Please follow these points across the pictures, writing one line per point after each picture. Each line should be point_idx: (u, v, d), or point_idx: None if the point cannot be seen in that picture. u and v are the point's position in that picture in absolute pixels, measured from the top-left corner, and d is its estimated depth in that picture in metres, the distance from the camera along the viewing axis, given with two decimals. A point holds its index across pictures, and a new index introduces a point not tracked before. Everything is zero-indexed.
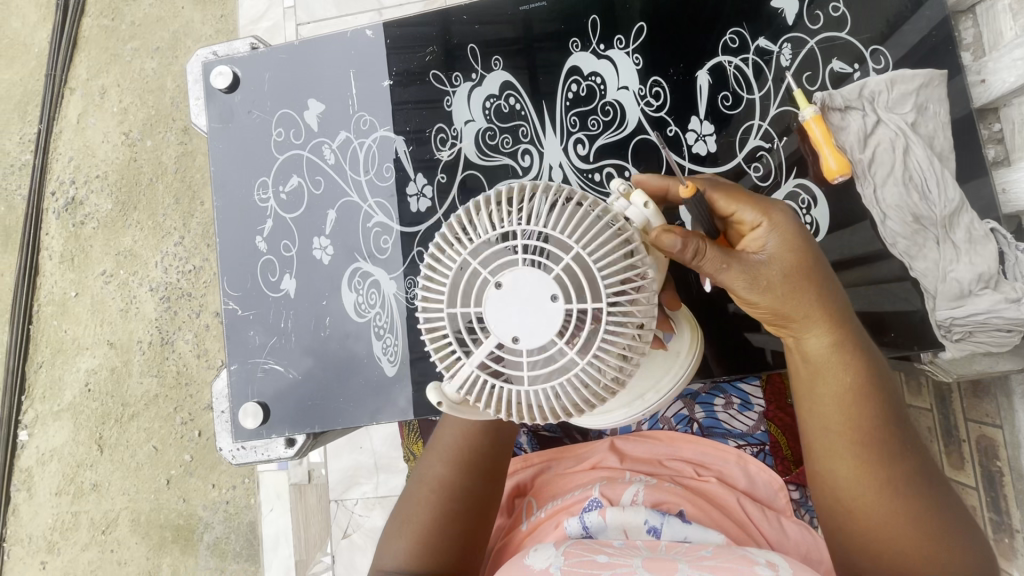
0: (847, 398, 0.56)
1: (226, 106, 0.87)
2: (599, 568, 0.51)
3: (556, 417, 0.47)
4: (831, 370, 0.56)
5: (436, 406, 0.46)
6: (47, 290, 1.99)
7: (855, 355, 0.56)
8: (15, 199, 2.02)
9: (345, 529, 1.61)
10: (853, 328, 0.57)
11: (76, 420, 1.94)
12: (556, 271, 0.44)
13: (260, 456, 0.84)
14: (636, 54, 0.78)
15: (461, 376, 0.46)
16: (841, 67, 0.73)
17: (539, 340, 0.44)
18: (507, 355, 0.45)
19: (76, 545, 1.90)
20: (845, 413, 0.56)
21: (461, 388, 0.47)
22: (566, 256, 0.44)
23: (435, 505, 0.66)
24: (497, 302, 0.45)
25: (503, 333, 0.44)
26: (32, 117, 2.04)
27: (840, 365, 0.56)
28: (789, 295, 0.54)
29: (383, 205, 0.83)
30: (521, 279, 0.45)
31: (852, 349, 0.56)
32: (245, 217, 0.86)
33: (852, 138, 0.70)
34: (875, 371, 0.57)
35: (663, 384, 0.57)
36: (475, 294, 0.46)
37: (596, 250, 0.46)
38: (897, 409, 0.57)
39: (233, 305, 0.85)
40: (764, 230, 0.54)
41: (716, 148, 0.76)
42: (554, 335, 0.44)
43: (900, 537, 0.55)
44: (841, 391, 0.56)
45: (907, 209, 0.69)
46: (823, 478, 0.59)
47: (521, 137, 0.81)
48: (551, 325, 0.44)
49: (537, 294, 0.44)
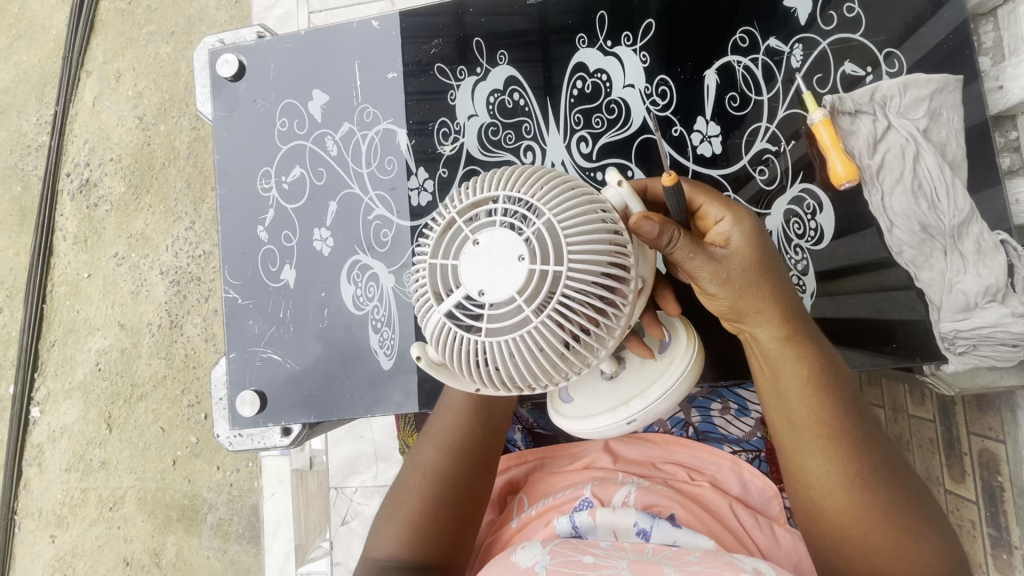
0: (812, 392, 0.56)
1: (232, 95, 0.87)
2: (585, 569, 0.51)
3: (514, 376, 0.48)
4: (797, 364, 0.57)
5: (413, 359, 0.50)
6: (60, 270, 2.02)
7: (815, 348, 0.57)
8: (32, 179, 2.05)
9: (344, 516, 1.62)
10: (809, 323, 0.58)
11: (87, 398, 1.97)
12: (527, 234, 0.46)
13: (256, 444, 0.85)
14: (643, 52, 0.77)
15: (429, 321, 0.49)
16: (853, 70, 0.72)
17: (501, 296, 0.45)
18: (472, 308, 0.47)
19: (84, 520, 1.94)
20: (812, 407, 0.56)
21: (430, 337, 0.49)
22: (539, 221, 0.46)
23: (425, 491, 0.67)
24: (469, 258, 0.46)
25: (470, 286, 0.46)
26: (49, 99, 2.06)
27: (803, 359, 0.57)
28: (752, 286, 0.55)
29: (384, 198, 0.83)
30: (495, 238, 0.46)
31: (813, 343, 0.57)
32: (248, 206, 0.86)
33: (861, 144, 0.69)
34: (835, 364, 0.58)
35: (649, 391, 0.57)
36: (454, 249, 0.48)
37: (570, 221, 0.47)
38: (860, 403, 0.58)
39: (234, 293, 0.85)
40: (728, 223, 0.56)
41: (721, 150, 0.74)
42: (516, 293, 0.45)
43: (873, 531, 0.54)
44: (806, 385, 0.57)
45: (914, 218, 0.67)
46: (797, 476, 0.58)
47: (525, 133, 0.80)
48: (514, 282, 0.45)
49: (506, 251, 0.45)
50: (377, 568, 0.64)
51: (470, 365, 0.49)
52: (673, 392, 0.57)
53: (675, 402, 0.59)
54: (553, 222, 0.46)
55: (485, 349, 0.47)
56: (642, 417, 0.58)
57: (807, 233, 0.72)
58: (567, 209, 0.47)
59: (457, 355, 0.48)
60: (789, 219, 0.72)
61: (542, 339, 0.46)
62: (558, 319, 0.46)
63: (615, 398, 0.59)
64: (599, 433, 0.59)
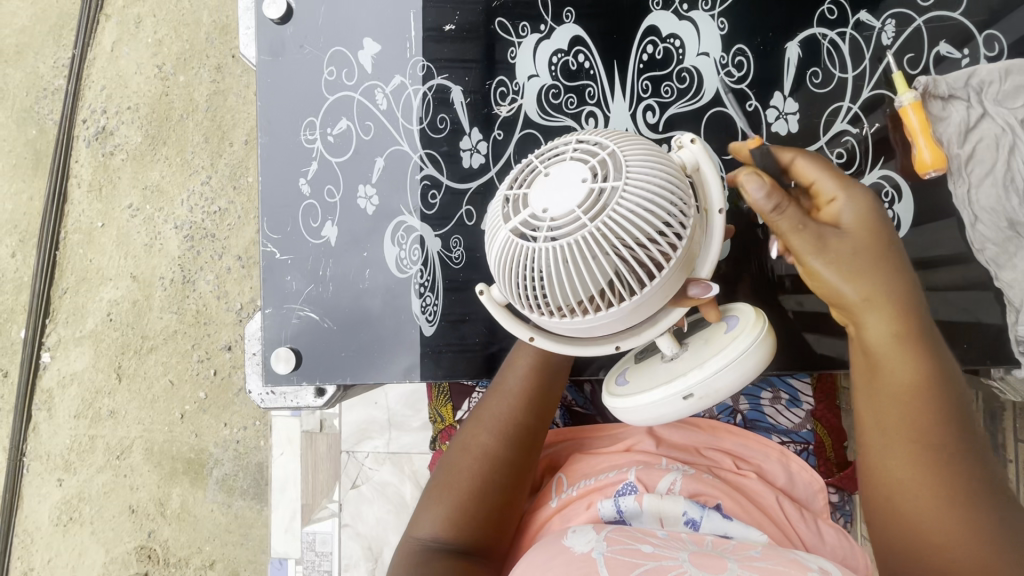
0: (921, 393, 0.52)
1: (277, 38, 0.82)
2: (643, 558, 0.51)
3: (563, 295, 0.50)
4: (906, 359, 0.52)
5: (477, 292, 0.55)
6: (74, 218, 2.00)
7: (931, 345, 0.52)
8: (47, 123, 2.01)
9: (354, 480, 1.63)
10: (927, 321, 0.53)
11: (97, 347, 1.97)
12: (592, 161, 0.48)
13: (288, 403, 0.82)
14: (721, 18, 0.73)
15: (491, 245, 0.51)
16: (948, 50, 0.67)
17: (562, 212, 0.47)
18: (534, 225, 0.48)
19: (92, 467, 1.96)
20: (917, 410, 0.51)
21: (492, 258, 0.51)
22: (605, 153, 0.48)
23: (474, 472, 0.68)
24: (539, 185, 0.49)
25: (535, 205, 0.48)
26: (67, 41, 2.01)
27: (917, 356, 0.52)
28: (864, 271, 0.52)
29: (435, 158, 0.80)
30: (564, 168, 0.49)
31: (929, 340, 0.53)
32: (290, 157, 0.82)
33: (953, 131, 0.65)
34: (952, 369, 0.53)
35: (705, 361, 0.53)
36: (525, 179, 0.51)
37: (634, 158, 0.49)
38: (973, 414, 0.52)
39: (271, 248, 0.82)
40: (843, 201, 0.53)
41: (797, 129, 0.71)
42: (575, 206, 0.47)
43: (960, 551, 0.48)
44: (913, 385, 0.52)
45: (1002, 213, 0.64)
46: (873, 471, 0.54)
47: (587, 98, 0.76)
48: (575, 201, 0.47)
49: (569, 173, 0.48)
50: (423, 546, 0.65)
51: (524, 286, 0.51)
52: (736, 365, 0.53)
53: (742, 378, 0.54)
54: (616, 151, 0.49)
55: (540, 266, 0.49)
56: (701, 390, 0.54)
57: None
58: (630, 145, 0.50)
59: (513, 276, 0.51)
60: None
61: (594, 256, 0.47)
62: (608, 238, 0.47)
63: (671, 373, 0.56)
64: (654, 415, 0.57)
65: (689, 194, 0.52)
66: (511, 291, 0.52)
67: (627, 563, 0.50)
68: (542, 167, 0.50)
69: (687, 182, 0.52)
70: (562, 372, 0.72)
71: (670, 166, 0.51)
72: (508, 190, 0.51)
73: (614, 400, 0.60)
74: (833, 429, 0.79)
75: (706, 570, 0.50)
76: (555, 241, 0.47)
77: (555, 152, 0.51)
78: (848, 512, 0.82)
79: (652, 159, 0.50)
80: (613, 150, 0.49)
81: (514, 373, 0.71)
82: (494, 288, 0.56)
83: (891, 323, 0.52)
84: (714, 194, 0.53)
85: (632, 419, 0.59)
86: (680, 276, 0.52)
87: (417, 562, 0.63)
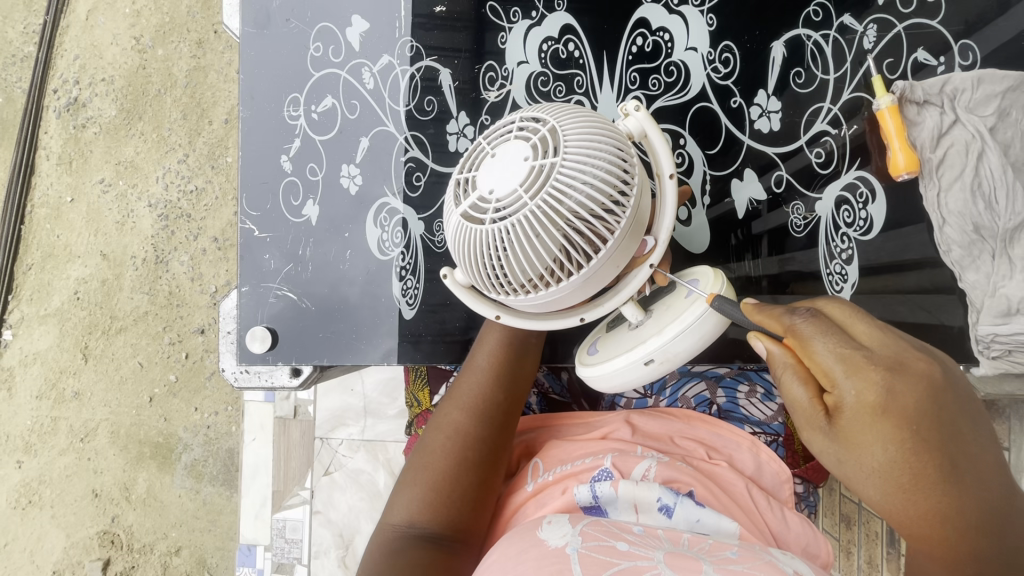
0: (931, 511, 0.44)
1: (263, 10, 0.80)
2: (619, 558, 0.51)
3: (517, 272, 0.51)
4: (900, 490, 0.44)
5: (441, 275, 0.56)
6: (41, 192, 1.92)
7: (926, 454, 0.43)
8: (15, 92, 1.92)
9: (327, 466, 1.61)
10: (919, 419, 0.43)
11: (62, 326, 1.91)
12: (534, 139, 0.50)
13: (262, 383, 0.81)
14: (710, 14, 0.74)
15: (446, 228, 0.53)
16: (925, 57, 0.69)
17: (506, 191, 0.48)
18: (484, 208, 0.50)
19: (53, 449, 1.90)
20: (926, 532, 0.45)
21: (451, 245, 0.53)
22: (544, 129, 0.50)
23: (450, 451, 0.68)
24: (485, 167, 0.50)
25: (483, 188, 0.50)
26: (39, 7, 1.92)
27: (911, 482, 0.43)
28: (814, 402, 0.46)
29: (420, 140, 0.79)
30: (507, 147, 0.50)
31: (920, 451, 0.43)
32: (272, 133, 0.81)
33: (925, 136, 0.67)
34: (955, 443, 0.44)
35: (665, 328, 0.54)
36: (474, 162, 0.52)
37: (572, 132, 0.50)
38: (984, 465, 0.44)
39: (250, 225, 0.81)
40: (841, 372, 0.43)
41: (779, 128, 0.72)
42: (518, 185, 0.48)
43: None
44: (920, 509, 0.44)
45: (968, 218, 0.66)
46: None
47: (576, 87, 0.76)
48: (516, 178, 0.48)
49: (513, 152, 0.49)
50: (399, 532, 0.65)
51: (478, 266, 0.52)
52: (694, 330, 0.54)
53: (700, 342, 0.55)
54: (558, 128, 0.50)
55: (494, 247, 0.50)
56: (661, 355, 0.55)
57: (857, 222, 0.70)
58: (573, 120, 0.51)
59: (470, 258, 0.52)
60: (839, 205, 0.71)
61: (541, 231, 0.48)
62: (553, 211, 0.48)
63: (635, 340, 0.57)
64: (618, 380, 0.57)
65: (635, 159, 0.53)
66: (468, 271, 0.54)
67: (601, 561, 0.50)
68: (488, 148, 0.51)
69: (632, 151, 0.53)
70: (532, 346, 0.73)
71: (614, 137, 0.52)
72: (459, 174, 0.52)
73: (583, 368, 0.61)
74: None
75: (680, 571, 0.50)
76: (500, 221, 0.49)
77: (502, 132, 0.52)
78: (812, 503, 0.85)
79: (593, 132, 0.51)
80: (555, 127, 0.50)
81: (481, 350, 0.71)
82: (458, 271, 0.57)
83: (875, 464, 0.43)
84: (663, 158, 0.54)
85: (601, 385, 0.60)
86: (631, 246, 0.53)
87: (393, 549, 0.63)
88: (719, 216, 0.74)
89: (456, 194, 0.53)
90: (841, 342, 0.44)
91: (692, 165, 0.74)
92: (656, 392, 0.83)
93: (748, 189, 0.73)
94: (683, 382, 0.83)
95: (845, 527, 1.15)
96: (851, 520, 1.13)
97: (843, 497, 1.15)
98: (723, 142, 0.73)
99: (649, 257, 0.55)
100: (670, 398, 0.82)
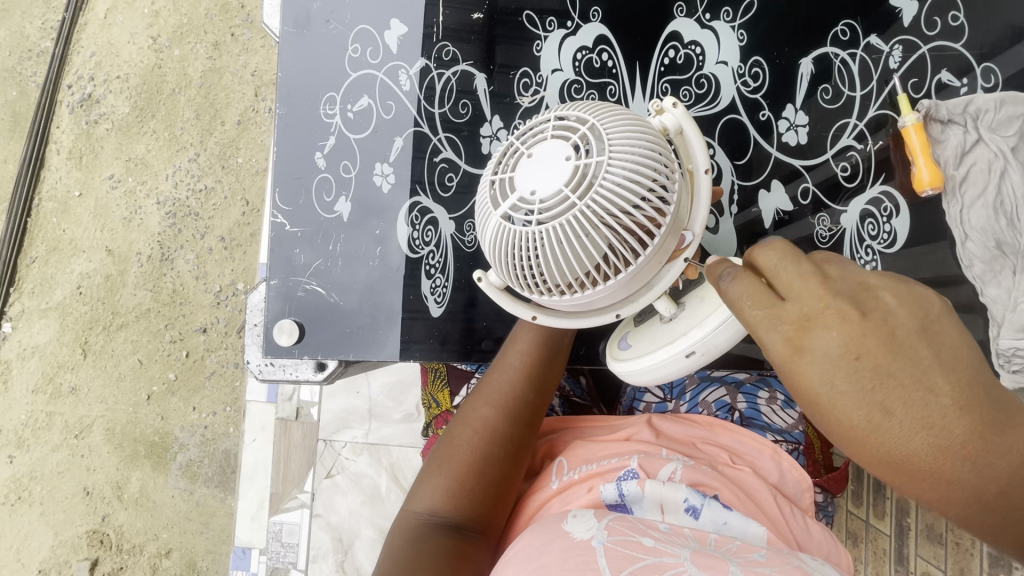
0: (910, 458, 0.35)
1: (302, 11, 0.81)
2: (645, 552, 0.50)
3: (559, 271, 0.52)
4: (864, 440, 0.36)
5: (476, 278, 0.57)
6: (49, 185, 1.93)
7: (878, 392, 0.36)
8: (29, 85, 1.94)
9: (329, 469, 1.59)
10: (862, 357, 0.36)
11: (63, 320, 1.90)
12: (573, 139, 0.50)
13: (287, 376, 0.82)
14: (741, 30, 0.77)
15: (485, 231, 0.53)
16: (948, 79, 0.70)
17: (550, 192, 0.49)
18: (526, 208, 0.50)
19: (47, 445, 1.88)
20: (916, 485, 0.35)
21: (489, 249, 0.54)
22: (584, 127, 0.50)
23: (476, 444, 0.68)
24: (523, 167, 0.51)
25: (523, 189, 0.50)
26: (58, 4, 1.94)
27: (876, 429, 0.35)
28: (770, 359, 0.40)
29: (454, 141, 0.81)
30: (546, 147, 0.50)
31: (871, 390, 0.36)
32: (308, 130, 0.82)
33: (949, 154, 0.70)
34: (914, 369, 0.36)
35: (705, 320, 0.55)
36: (511, 163, 0.52)
37: (611, 128, 0.51)
38: (966, 385, 0.35)
39: (281, 219, 0.82)
40: (764, 332, 0.39)
41: (806, 141, 0.75)
42: (563, 186, 0.48)
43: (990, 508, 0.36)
44: (896, 460, 0.35)
45: (991, 234, 0.68)
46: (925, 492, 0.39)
47: (608, 96, 0.80)
48: (561, 178, 0.49)
49: (553, 152, 0.50)
50: (421, 520, 0.65)
51: (521, 268, 0.53)
52: (733, 322, 0.54)
53: (741, 333, 0.55)
54: (597, 127, 0.50)
55: (537, 247, 0.50)
56: (702, 347, 0.56)
57: (880, 235, 0.72)
58: (609, 117, 0.52)
59: (510, 260, 0.53)
60: (863, 218, 0.73)
61: (588, 230, 0.49)
62: (600, 210, 0.49)
63: (673, 333, 0.58)
64: (659, 373, 0.59)
65: (672, 154, 0.54)
66: (510, 274, 0.54)
67: (627, 556, 0.49)
68: (525, 149, 0.51)
69: (667, 144, 0.54)
70: (563, 347, 0.74)
71: (653, 135, 0.52)
72: (495, 176, 0.52)
73: (619, 364, 0.63)
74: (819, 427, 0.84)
75: (707, 568, 0.48)
76: (545, 223, 0.49)
77: (537, 132, 0.53)
78: (829, 513, 0.86)
79: (634, 131, 0.51)
80: (593, 125, 0.51)
81: (515, 348, 0.72)
82: (492, 274, 0.57)
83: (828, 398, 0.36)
84: (696, 153, 0.56)
85: (639, 380, 0.61)
86: (669, 243, 0.54)
87: (415, 536, 0.63)
88: (744, 224, 0.77)
89: (493, 195, 0.53)
90: (761, 300, 0.39)
91: (721, 173, 0.77)
92: (676, 396, 0.85)
93: (774, 199, 0.76)
94: (703, 387, 0.84)
95: (851, 543, 1.13)
96: (858, 537, 1.12)
97: (850, 514, 1.15)
98: (752, 154, 0.77)
99: (686, 251, 0.55)
100: (691, 402, 0.84)
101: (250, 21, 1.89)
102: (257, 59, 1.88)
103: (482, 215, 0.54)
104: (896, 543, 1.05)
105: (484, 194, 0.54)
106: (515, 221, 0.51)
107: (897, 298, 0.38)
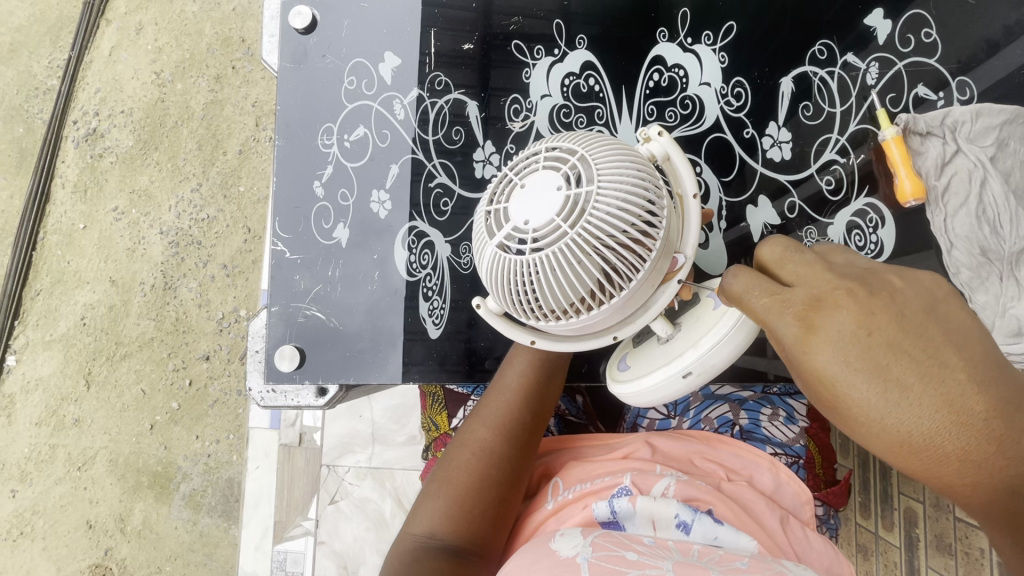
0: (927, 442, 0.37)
1: (300, 47, 0.84)
2: (627, 566, 0.50)
3: (554, 296, 0.53)
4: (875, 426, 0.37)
5: (474, 304, 0.58)
6: (54, 219, 1.96)
7: (877, 361, 0.37)
8: (36, 122, 1.98)
9: (333, 495, 1.57)
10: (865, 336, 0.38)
11: (67, 351, 1.91)
12: (564, 169, 0.52)
13: (288, 402, 0.82)
14: (722, 52, 0.79)
15: (481, 258, 0.54)
16: (925, 92, 0.72)
17: (542, 223, 0.50)
18: (521, 237, 0.51)
19: (50, 478, 1.87)
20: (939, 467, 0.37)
21: (485, 276, 0.55)
22: (573, 157, 0.52)
23: (476, 469, 0.69)
24: (514, 199, 0.52)
25: (516, 220, 0.51)
26: (64, 44, 2.00)
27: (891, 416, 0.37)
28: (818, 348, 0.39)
29: (448, 166, 0.84)
30: (537, 178, 0.52)
31: (879, 371, 0.37)
32: (305, 160, 0.84)
33: (930, 165, 0.71)
34: (916, 342, 0.38)
35: (699, 341, 0.57)
36: (503, 195, 0.54)
37: (599, 158, 0.52)
38: (976, 361, 0.37)
39: (281, 247, 0.83)
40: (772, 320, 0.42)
41: (790, 157, 0.77)
42: (555, 215, 0.50)
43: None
44: (896, 434, 0.37)
45: (975, 242, 0.70)
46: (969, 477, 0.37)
47: (596, 119, 0.83)
48: (551, 208, 0.50)
49: (544, 182, 0.51)
50: (420, 543, 0.65)
51: (517, 294, 0.54)
52: (728, 340, 0.56)
53: (737, 351, 0.56)
54: (586, 156, 0.52)
55: (532, 274, 0.52)
56: (697, 368, 0.57)
57: (868, 245, 0.74)
58: (599, 146, 0.53)
59: (505, 286, 0.54)
60: (850, 230, 0.74)
61: (581, 257, 0.51)
62: (591, 238, 0.50)
63: (668, 355, 0.60)
64: (657, 395, 0.60)
65: (658, 178, 0.55)
66: (507, 300, 0.55)
67: (611, 569, 0.49)
68: (517, 179, 0.53)
69: (655, 170, 0.55)
70: (560, 368, 0.75)
71: (638, 163, 0.53)
72: (490, 207, 0.54)
73: (618, 386, 0.64)
74: (820, 443, 0.85)
75: None
76: (539, 251, 0.51)
77: (529, 163, 0.54)
78: (832, 526, 0.86)
79: (619, 160, 0.52)
80: (581, 156, 0.52)
81: (512, 370, 0.73)
82: (490, 300, 0.58)
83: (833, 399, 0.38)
84: (684, 178, 0.58)
85: (640, 402, 0.62)
86: (661, 265, 0.55)
87: (414, 560, 0.63)
88: (736, 240, 0.78)
89: (489, 226, 0.54)
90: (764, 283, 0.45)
91: (708, 191, 0.79)
92: (679, 413, 0.86)
93: (761, 215, 0.78)
94: (706, 404, 0.85)
95: (862, 557, 1.12)
96: (869, 550, 1.11)
97: (859, 526, 1.13)
98: (738, 172, 0.79)
99: (679, 272, 0.56)
100: (693, 418, 0.85)
101: (251, 54, 1.95)
102: (257, 91, 1.94)
103: (480, 245, 0.55)
104: (906, 556, 1.04)
105: (479, 224, 0.55)
106: (510, 249, 0.53)
107: (902, 279, 0.41)
